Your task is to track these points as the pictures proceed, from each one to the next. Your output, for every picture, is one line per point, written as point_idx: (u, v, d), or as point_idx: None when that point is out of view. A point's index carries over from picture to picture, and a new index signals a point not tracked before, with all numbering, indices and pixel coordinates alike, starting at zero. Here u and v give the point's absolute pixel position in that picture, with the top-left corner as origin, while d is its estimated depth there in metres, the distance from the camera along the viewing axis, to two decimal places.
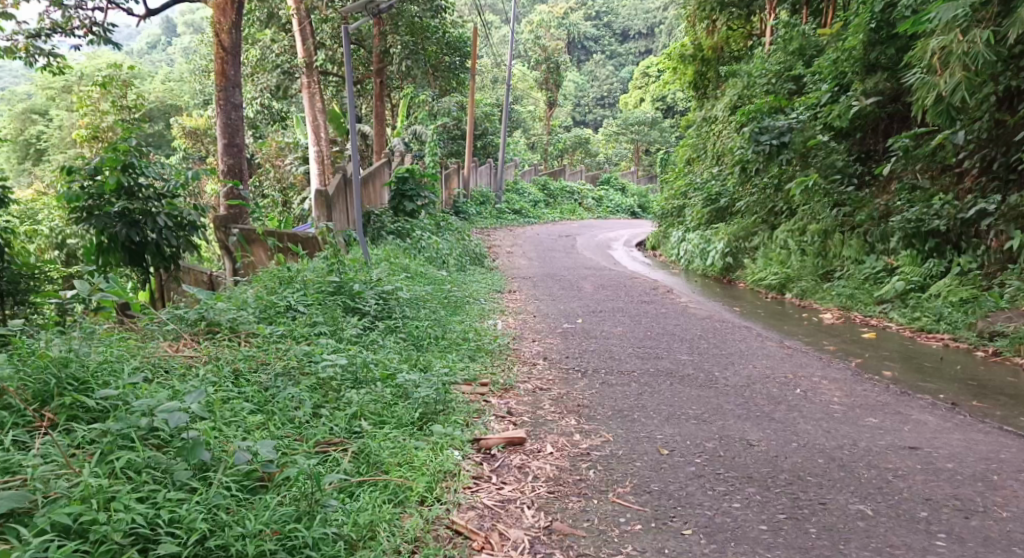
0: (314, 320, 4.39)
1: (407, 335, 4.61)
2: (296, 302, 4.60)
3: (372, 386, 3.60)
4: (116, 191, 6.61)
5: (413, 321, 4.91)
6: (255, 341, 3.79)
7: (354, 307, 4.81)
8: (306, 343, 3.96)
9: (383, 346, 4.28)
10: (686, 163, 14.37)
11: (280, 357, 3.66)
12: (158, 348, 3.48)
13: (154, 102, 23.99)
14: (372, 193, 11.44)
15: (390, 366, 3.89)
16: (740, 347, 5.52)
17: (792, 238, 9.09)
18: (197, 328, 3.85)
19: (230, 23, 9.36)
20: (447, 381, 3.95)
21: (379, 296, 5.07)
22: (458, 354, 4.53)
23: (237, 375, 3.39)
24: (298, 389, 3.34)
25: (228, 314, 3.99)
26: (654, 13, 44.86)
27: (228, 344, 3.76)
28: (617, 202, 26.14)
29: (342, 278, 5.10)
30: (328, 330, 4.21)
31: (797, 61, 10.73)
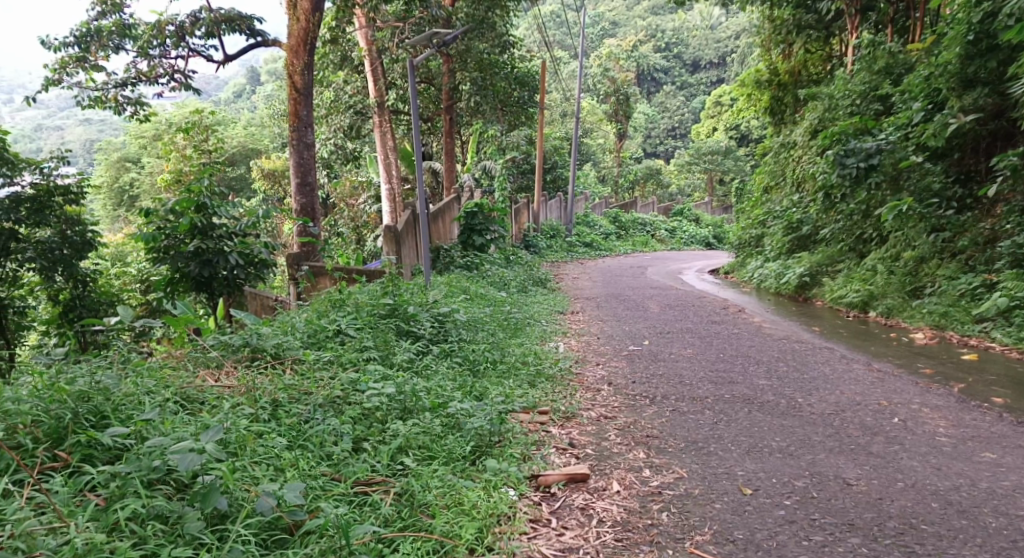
0: (361, 339, 4.11)
1: (463, 360, 4.33)
2: (341, 318, 4.43)
3: (418, 416, 3.26)
4: (190, 230, 6.76)
5: (469, 344, 4.66)
6: (301, 368, 3.49)
7: (408, 330, 4.58)
8: (352, 370, 3.65)
9: (437, 371, 3.98)
10: (763, 191, 13.79)
11: (318, 382, 3.36)
12: (195, 377, 3.24)
13: (235, 147, 25.18)
14: (442, 229, 11.39)
15: (438, 391, 3.57)
16: (828, 372, 4.94)
17: (883, 264, 8.41)
18: (240, 355, 3.57)
19: (302, 64, 9.70)
20: (499, 404, 3.56)
21: (435, 319, 4.88)
22: (516, 380, 4.15)
23: (276, 407, 3.09)
24: (340, 422, 3.03)
25: (273, 338, 3.70)
26: (726, 42, 44.13)
27: (272, 371, 3.47)
28: (691, 233, 25.46)
29: (395, 300, 4.87)
30: (373, 351, 3.98)
31: (883, 79, 10.15)
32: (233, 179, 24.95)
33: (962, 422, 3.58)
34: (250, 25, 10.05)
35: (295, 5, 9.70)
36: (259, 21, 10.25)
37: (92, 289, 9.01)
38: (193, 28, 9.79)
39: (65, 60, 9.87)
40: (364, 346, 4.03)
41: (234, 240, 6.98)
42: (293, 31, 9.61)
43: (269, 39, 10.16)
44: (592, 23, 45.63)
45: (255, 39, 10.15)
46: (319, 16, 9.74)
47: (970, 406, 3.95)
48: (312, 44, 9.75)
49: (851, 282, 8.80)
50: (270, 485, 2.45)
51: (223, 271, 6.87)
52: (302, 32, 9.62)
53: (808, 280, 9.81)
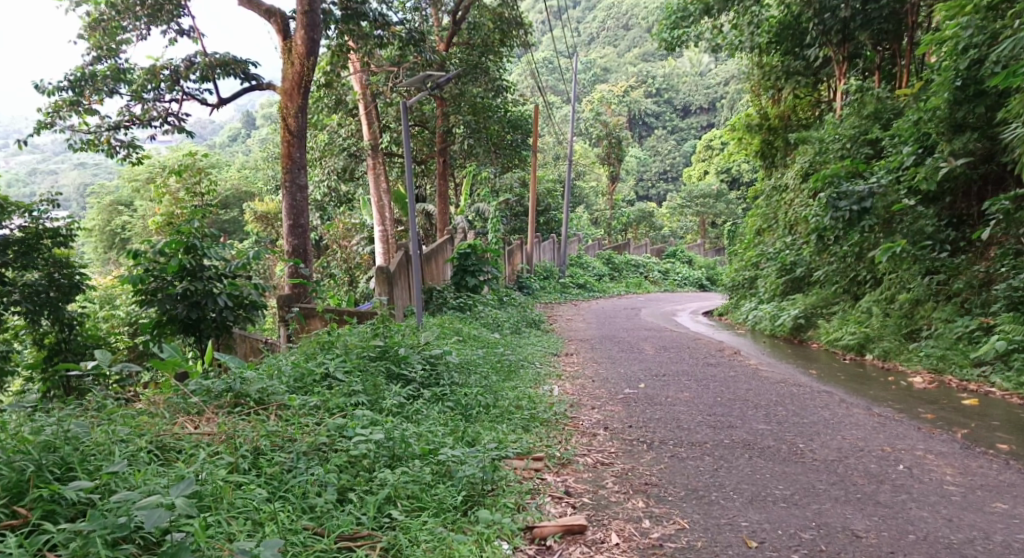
0: (349, 383, 3.99)
1: (455, 404, 4.21)
2: (329, 361, 4.32)
3: (407, 464, 3.14)
4: (178, 272, 6.69)
5: (461, 388, 4.55)
6: (285, 414, 3.37)
7: (399, 373, 4.47)
8: (339, 415, 3.52)
9: (428, 415, 3.86)
10: (756, 233, 13.84)
11: (304, 429, 3.23)
12: (171, 424, 3.11)
13: (228, 190, 25.23)
14: (435, 270, 11.31)
15: (429, 438, 3.44)
16: (828, 417, 4.84)
17: (878, 306, 8.38)
18: (221, 400, 3.45)
19: (296, 107, 9.77)
20: (492, 451, 3.43)
21: (426, 361, 4.77)
22: (510, 424, 4.03)
23: (257, 454, 2.96)
24: (324, 471, 2.89)
25: (256, 382, 3.58)
26: (716, 88, 45.00)
27: (254, 416, 3.34)
28: (684, 275, 25.52)
29: (385, 342, 4.77)
30: (361, 395, 3.86)
31: (872, 124, 10.28)
32: (226, 221, 24.94)
33: (970, 470, 3.47)
34: (245, 69, 10.15)
35: (291, 50, 9.84)
36: (254, 65, 10.36)
37: (78, 333, 8.84)
38: (187, 72, 9.89)
39: (58, 104, 9.92)
40: (352, 390, 3.91)
41: (224, 281, 6.91)
42: (287, 75, 9.71)
43: (264, 82, 10.25)
44: (584, 70, 46.51)
45: (249, 83, 10.24)
46: (313, 61, 9.86)
47: (975, 453, 3.85)
48: (306, 87, 9.83)
49: (847, 324, 8.75)
50: (245, 543, 2.30)
51: (211, 313, 6.79)
52: (296, 75, 9.72)
53: (803, 322, 9.76)
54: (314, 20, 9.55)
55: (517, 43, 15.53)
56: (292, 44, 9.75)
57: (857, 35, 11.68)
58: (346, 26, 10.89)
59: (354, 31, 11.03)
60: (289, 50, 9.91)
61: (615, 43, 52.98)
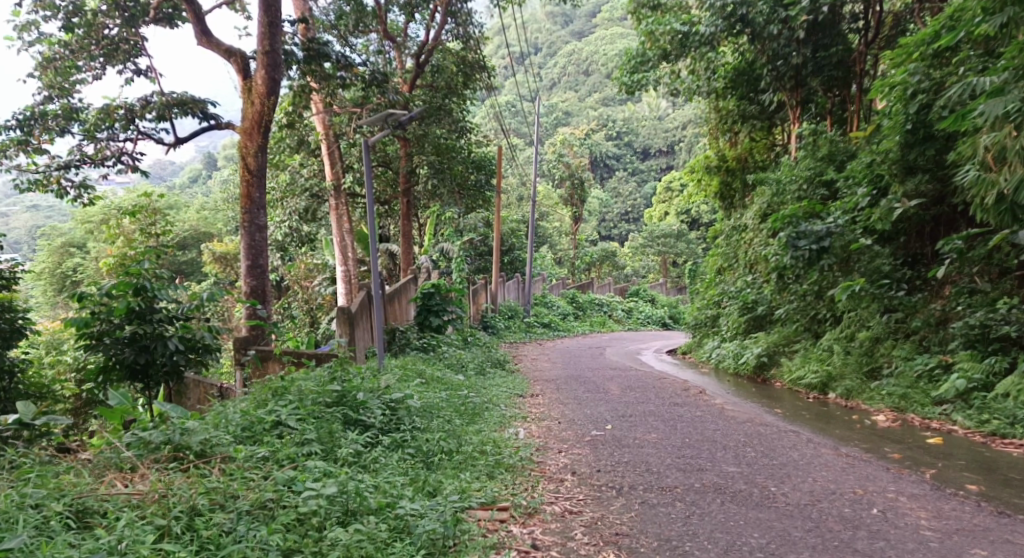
0: (302, 431, 3.78)
1: (416, 452, 4.03)
2: (282, 407, 4.11)
3: (360, 521, 2.89)
4: (127, 314, 6.38)
5: (422, 433, 4.37)
6: (229, 467, 3.13)
7: (356, 419, 4.27)
8: (289, 468, 3.31)
9: (386, 465, 3.66)
10: (716, 272, 14.02)
11: (251, 484, 3.01)
12: (99, 484, 2.82)
13: (186, 230, 24.70)
14: (398, 310, 11.09)
15: (385, 490, 3.22)
16: (796, 458, 4.78)
17: (839, 344, 8.46)
18: (159, 454, 3.19)
19: (256, 147, 9.62)
20: (454, 502, 3.24)
21: (386, 405, 4.59)
22: (473, 472, 3.85)
23: (196, 514, 2.69)
24: (269, 531, 2.60)
25: (198, 433, 3.34)
26: (675, 132, 46.20)
27: (194, 471, 3.09)
28: (647, 313, 25.71)
29: (343, 385, 4.58)
30: (315, 444, 3.66)
31: (827, 166, 10.57)
32: (183, 263, 24.35)
33: (943, 513, 3.43)
34: (203, 108, 9.97)
35: (251, 89, 9.74)
36: (213, 104, 10.19)
37: (20, 381, 8.39)
38: (144, 112, 9.68)
39: (4, 144, 9.58)
40: (304, 439, 3.69)
41: (176, 324, 6.64)
42: (247, 114, 9.58)
43: (223, 121, 10.08)
44: (546, 113, 47.34)
45: (208, 122, 10.06)
46: (274, 100, 9.77)
47: (946, 494, 3.82)
48: (266, 126, 9.70)
49: (809, 362, 8.82)
50: None
51: (162, 357, 6.50)
52: (256, 115, 9.60)
53: (766, 360, 9.81)
54: (275, 60, 9.48)
55: (481, 86, 15.71)
56: (253, 83, 9.65)
57: (809, 81, 12.08)
58: (309, 66, 10.83)
59: (317, 71, 11.00)
60: (250, 89, 9.80)
61: (576, 88, 54.17)
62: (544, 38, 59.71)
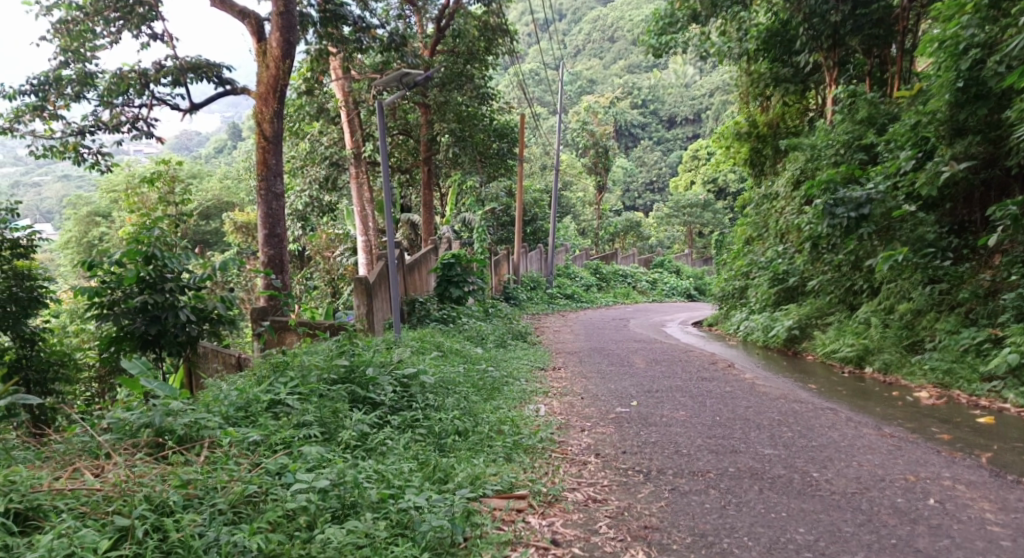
0: (303, 411, 3.54)
1: (428, 432, 3.79)
2: (282, 386, 3.87)
3: (359, 517, 2.64)
4: (137, 283, 6.20)
5: (435, 411, 4.12)
6: (214, 455, 2.89)
7: (365, 396, 4.04)
8: (284, 453, 3.07)
9: (393, 448, 3.42)
10: (745, 243, 13.55)
11: (241, 473, 2.77)
12: (65, 477, 2.58)
13: (209, 200, 24.66)
14: (418, 281, 10.84)
15: (390, 478, 2.99)
16: (837, 439, 4.46)
17: (877, 317, 8.07)
18: (139, 441, 2.97)
19: (271, 112, 9.37)
20: (467, 492, 2.99)
21: (398, 381, 4.36)
22: (489, 455, 3.59)
23: (174, 510, 2.45)
24: (258, 528, 2.36)
25: (184, 416, 3.11)
26: (701, 99, 44.95)
27: (177, 459, 2.86)
28: (672, 284, 25.24)
29: (351, 360, 4.34)
30: (316, 427, 3.43)
31: (866, 129, 10.02)
32: (206, 233, 24.34)
33: (1009, 505, 3.10)
34: (219, 73, 9.74)
35: (265, 52, 9.44)
36: (229, 69, 9.94)
37: (41, 348, 8.33)
38: (159, 77, 9.44)
39: (19, 110, 9.42)
40: (302, 421, 3.45)
41: (188, 294, 6.46)
42: (262, 78, 9.30)
43: (238, 86, 9.83)
44: (570, 81, 46.42)
45: (223, 87, 9.80)
46: (289, 64, 9.47)
47: (1008, 482, 3.48)
48: (281, 91, 9.42)
49: (845, 335, 8.45)
50: None
51: (174, 327, 6.32)
52: (271, 79, 9.31)
53: (798, 333, 9.44)
54: (289, 21, 9.15)
55: (502, 51, 15.22)
56: (267, 46, 9.35)
57: (848, 41, 11.43)
58: (326, 28, 10.50)
59: (333, 34, 10.63)
60: (264, 52, 9.50)
61: (601, 55, 52.96)
62: (567, 3, 58.26)
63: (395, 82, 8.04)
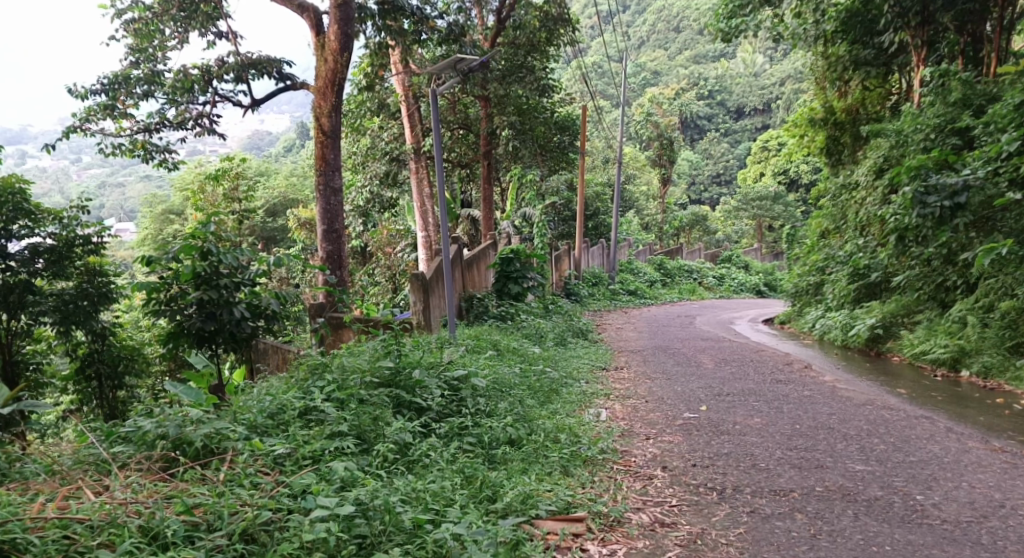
0: (339, 420, 3.33)
1: (478, 441, 3.52)
2: (320, 390, 3.68)
3: (392, 546, 2.39)
4: (193, 279, 6.19)
5: (486, 418, 3.86)
6: (233, 472, 2.70)
7: (410, 401, 3.81)
8: (314, 469, 2.85)
9: (437, 461, 3.17)
10: (820, 236, 12.78)
11: (260, 496, 2.57)
12: (65, 500, 2.43)
13: (275, 198, 25.20)
14: (476, 277, 10.62)
15: (430, 499, 2.73)
16: (938, 454, 3.95)
17: (975, 316, 7.39)
18: (150, 457, 2.83)
19: (330, 106, 9.32)
20: (513, 518, 2.70)
21: (446, 385, 4.12)
22: (543, 467, 3.30)
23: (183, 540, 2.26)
24: None
25: (204, 426, 2.96)
26: (770, 89, 43.12)
27: (192, 478, 2.69)
28: (740, 280, 24.34)
29: (397, 360, 4.11)
30: (352, 439, 3.20)
31: (960, 111, 9.19)
32: (273, 230, 24.87)
33: None
34: (279, 68, 9.78)
35: (324, 46, 9.39)
36: (289, 64, 9.97)
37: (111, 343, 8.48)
38: (221, 73, 9.55)
39: (91, 109, 9.72)
40: (335, 430, 3.23)
41: (243, 290, 6.41)
42: (320, 72, 9.25)
43: (298, 82, 9.86)
44: (634, 73, 45.49)
45: (283, 82, 9.86)
46: (347, 57, 9.40)
47: None
48: (340, 85, 9.37)
49: (938, 335, 7.75)
50: None
51: (229, 324, 6.28)
52: (329, 73, 9.26)
53: (881, 332, 8.77)
54: (347, 13, 9.06)
55: (564, 42, 14.83)
56: (326, 40, 9.30)
57: (939, 17, 10.53)
58: (384, 21, 10.34)
59: (392, 27, 10.48)
60: (322, 46, 9.45)
61: (666, 46, 51.76)
62: None
63: (448, 69, 7.67)
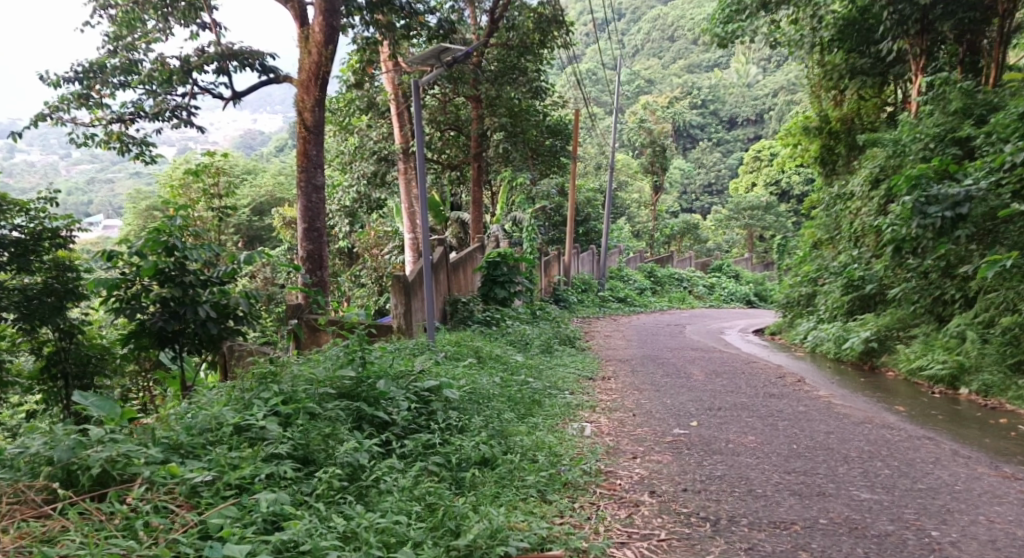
0: (281, 439, 3.03)
1: (445, 462, 3.23)
2: (266, 403, 3.36)
3: None
4: (155, 276, 5.80)
5: (456, 435, 3.56)
6: (124, 512, 2.41)
7: (372, 415, 3.52)
8: (238, 504, 2.55)
9: (394, 487, 2.87)
10: (813, 246, 12.53)
11: (155, 542, 2.28)
12: None
13: (261, 196, 24.72)
14: (462, 280, 10.29)
15: (377, 538, 2.42)
16: (946, 481, 3.66)
17: (974, 332, 7.16)
18: (30, 487, 2.52)
19: (313, 100, 8.97)
20: None
21: (414, 398, 3.81)
22: (517, 493, 3.00)
23: None
24: None
25: (106, 450, 2.64)
26: (763, 100, 43.00)
27: (74, 517, 2.39)
28: (731, 289, 24.12)
29: (360, 369, 3.83)
30: (291, 464, 2.90)
31: (961, 121, 8.97)
32: (258, 230, 24.37)
33: None
34: (262, 61, 9.41)
35: (308, 37, 9.03)
36: (272, 56, 9.61)
37: (80, 340, 7.99)
38: (202, 64, 9.18)
39: (63, 97, 9.32)
40: (271, 453, 2.94)
41: (211, 289, 6.02)
42: (304, 65, 8.91)
43: (282, 75, 9.50)
44: (627, 80, 45.37)
45: (266, 76, 9.47)
46: (332, 49, 9.05)
47: None
48: (324, 78, 9.02)
49: (935, 350, 7.50)
50: None
51: (193, 324, 5.88)
52: (313, 65, 8.91)
53: (876, 346, 8.51)
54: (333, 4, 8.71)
55: (558, 43, 14.53)
56: (310, 31, 8.95)
57: (939, 26, 10.30)
58: (373, 14, 9.97)
59: (380, 20, 10.12)
60: (307, 38, 9.11)
61: (660, 54, 51.72)
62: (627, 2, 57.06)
63: (432, 59, 7.25)
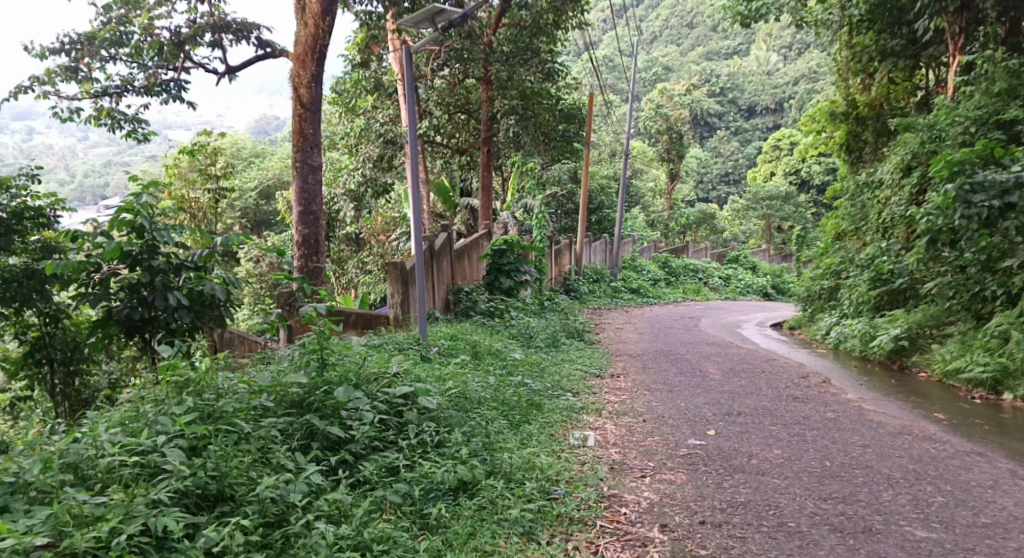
0: (179, 474, 2.58)
1: (406, 496, 2.84)
2: (173, 425, 2.90)
3: None
4: (122, 258, 5.24)
5: (427, 459, 3.15)
6: None
7: (326, 432, 3.14)
8: None
9: (336, 530, 2.48)
10: (837, 237, 11.85)
11: None
12: None
13: (269, 179, 24.20)
14: (467, 268, 9.76)
15: None
16: (1007, 512, 3.13)
17: (1019, 331, 6.54)
18: None
19: (309, 75, 8.42)
20: None
21: (377, 412, 3.40)
22: (489, 537, 2.60)
23: None
24: None
25: None
26: (783, 87, 41.78)
27: None
28: (747, 282, 23.36)
29: (313, 376, 3.48)
30: (179, 514, 2.42)
31: (1005, 103, 8.26)
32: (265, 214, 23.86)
33: None
34: (257, 33, 8.88)
35: (304, 7, 8.43)
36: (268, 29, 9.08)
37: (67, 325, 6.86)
38: (193, 35, 8.64)
39: (50, 70, 8.85)
40: (154, 497, 2.47)
41: (185, 275, 5.48)
42: (299, 37, 8.34)
43: (278, 48, 8.96)
44: (644, 67, 44.29)
45: (262, 49, 8.95)
46: (329, 21, 8.47)
47: None
48: (321, 53, 8.45)
49: (973, 351, 6.86)
50: None
51: (162, 313, 5.32)
52: (309, 38, 8.33)
53: (906, 344, 7.89)
54: None
55: (573, 24, 13.72)
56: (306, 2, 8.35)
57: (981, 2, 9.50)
58: None
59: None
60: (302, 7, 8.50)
61: (679, 42, 50.79)
62: None
63: (426, 23, 6.64)
